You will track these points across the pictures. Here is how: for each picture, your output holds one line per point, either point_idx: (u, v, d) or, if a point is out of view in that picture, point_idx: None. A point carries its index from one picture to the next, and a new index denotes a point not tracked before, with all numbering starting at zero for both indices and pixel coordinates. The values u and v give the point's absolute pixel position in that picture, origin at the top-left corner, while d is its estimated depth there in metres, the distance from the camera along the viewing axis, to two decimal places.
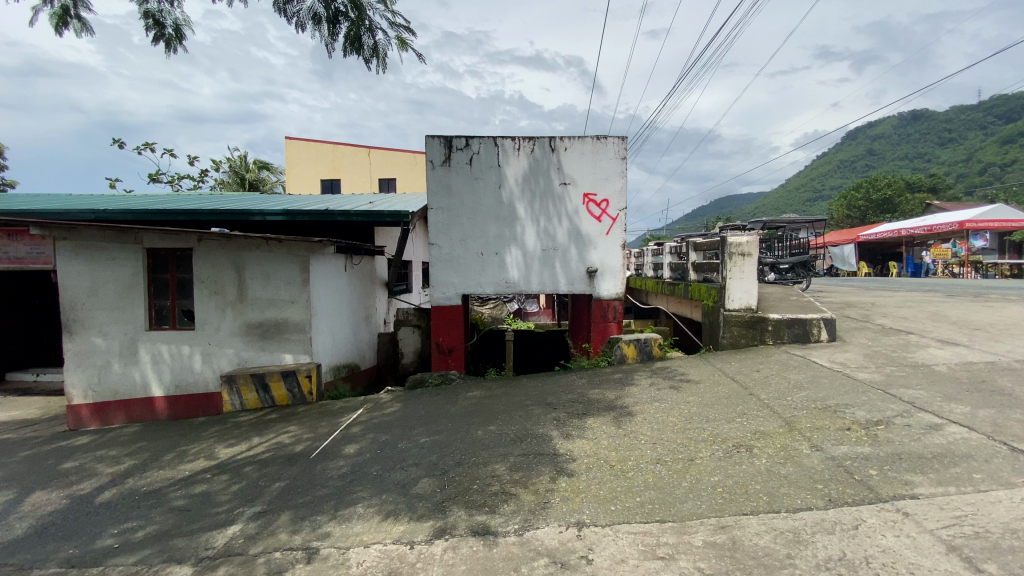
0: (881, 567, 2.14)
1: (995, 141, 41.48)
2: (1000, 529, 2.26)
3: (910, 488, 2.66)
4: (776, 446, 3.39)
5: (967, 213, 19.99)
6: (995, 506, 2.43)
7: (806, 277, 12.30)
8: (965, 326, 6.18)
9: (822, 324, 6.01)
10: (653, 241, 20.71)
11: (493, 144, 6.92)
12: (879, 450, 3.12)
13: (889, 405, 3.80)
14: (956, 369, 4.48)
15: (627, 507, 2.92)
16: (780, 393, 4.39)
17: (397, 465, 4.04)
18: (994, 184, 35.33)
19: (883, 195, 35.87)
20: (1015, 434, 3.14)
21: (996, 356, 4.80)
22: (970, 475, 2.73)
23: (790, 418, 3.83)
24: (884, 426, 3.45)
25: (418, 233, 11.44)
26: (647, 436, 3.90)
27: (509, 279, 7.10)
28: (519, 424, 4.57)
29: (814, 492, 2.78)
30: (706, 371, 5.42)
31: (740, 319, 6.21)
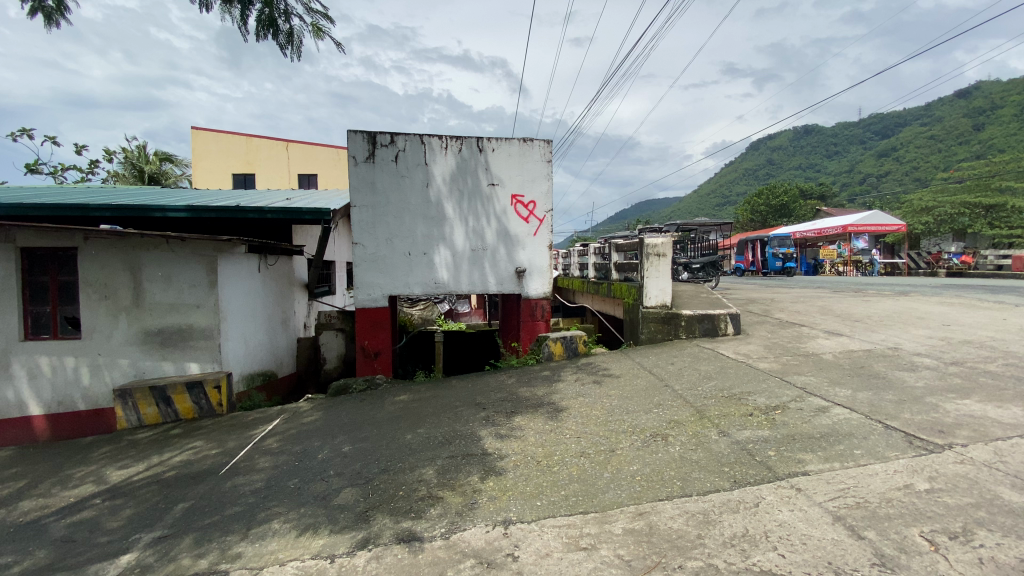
0: (778, 539, 2.32)
1: (871, 155, 47.16)
2: (877, 498, 2.54)
3: (802, 465, 2.95)
4: (689, 434, 3.61)
5: (849, 218, 22.57)
6: (872, 478, 2.72)
7: (716, 276, 13.29)
8: (847, 318, 6.97)
9: (729, 318, 6.49)
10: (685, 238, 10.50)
11: (419, 142, 6.79)
12: (776, 433, 3.42)
13: (786, 391, 4.18)
14: (840, 357, 5.03)
15: (552, 501, 2.98)
16: (692, 383, 4.70)
17: (317, 476, 3.84)
18: (870, 193, 40.19)
19: (781, 202, 39.68)
20: (888, 413, 3.55)
21: (873, 344, 5.44)
22: (852, 451, 3.06)
23: (701, 406, 4.10)
24: (781, 411, 3.79)
25: (341, 232, 10.98)
26: (572, 431, 4.00)
27: (437, 279, 6.99)
28: (447, 425, 4.52)
29: (722, 475, 2.99)
30: (627, 365, 5.68)
31: (657, 315, 6.58)
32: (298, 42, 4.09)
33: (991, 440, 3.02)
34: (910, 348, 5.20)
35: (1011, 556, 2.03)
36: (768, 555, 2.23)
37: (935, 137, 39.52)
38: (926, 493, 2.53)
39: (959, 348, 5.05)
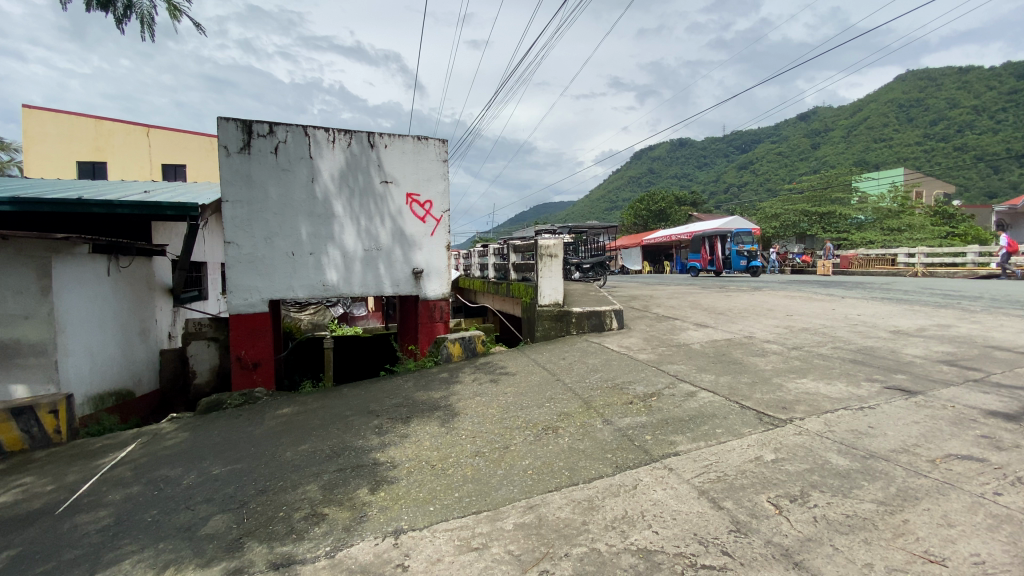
0: (652, 517, 2.51)
1: (733, 167, 53.53)
2: (734, 471, 2.86)
3: (673, 446, 3.23)
4: (577, 425, 3.78)
5: (716, 223, 25.43)
6: (730, 453, 3.06)
7: (604, 275, 14.18)
8: (713, 311, 7.81)
9: (614, 314, 6.93)
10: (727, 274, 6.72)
11: (303, 134, 6.34)
12: (653, 418, 3.71)
13: (661, 379, 4.56)
14: (707, 346, 5.61)
15: (445, 505, 2.94)
16: (580, 376, 4.94)
17: (180, 505, 3.41)
18: (732, 201, 45.62)
19: (661, 208, 43.58)
20: (744, 394, 4.03)
21: (732, 334, 6.15)
22: (714, 430, 3.41)
23: (588, 398, 4.32)
24: (657, 397, 4.12)
25: (212, 230, 9.89)
26: (467, 431, 3.99)
27: (326, 281, 6.59)
28: (335, 437, 4.27)
29: (606, 461, 3.17)
30: (522, 362, 5.80)
31: (550, 313, 6.81)
32: (145, 22, 3.88)
33: (822, 412, 3.54)
34: (760, 336, 5.96)
35: (837, 511, 2.37)
36: (644, 533, 2.40)
37: (781, 153, 45.94)
38: (773, 463, 2.89)
39: (797, 335, 5.89)
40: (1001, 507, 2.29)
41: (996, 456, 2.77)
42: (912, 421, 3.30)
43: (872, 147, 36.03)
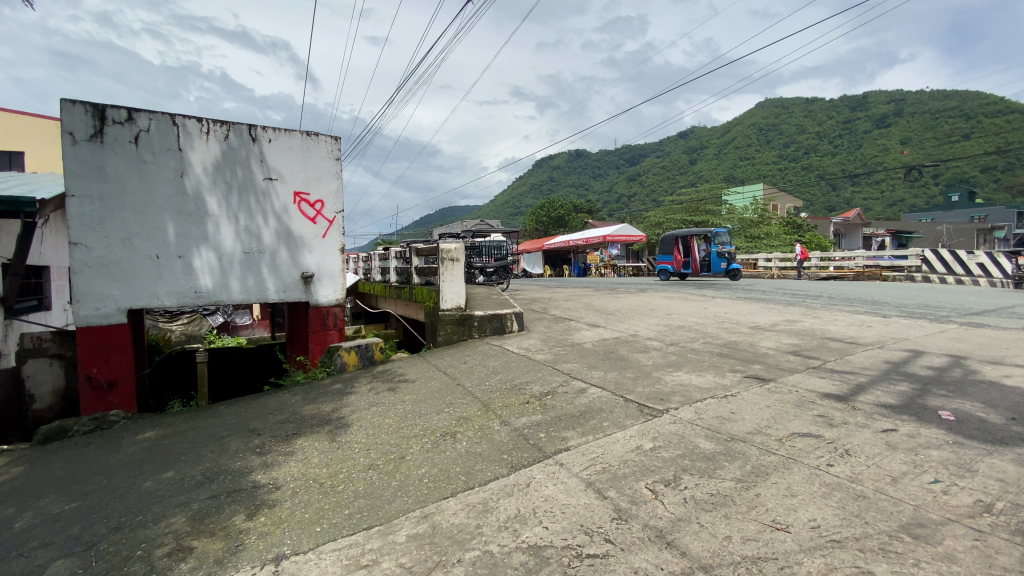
0: (543, 514, 2.59)
1: (624, 177, 57.51)
2: (618, 461, 3.05)
3: (565, 442, 3.37)
4: (475, 429, 3.79)
5: (609, 229, 27.14)
6: (615, 444, 3.26)
7: (507, 279, 14.44)
8: (603, 312, 8.31)
9: (514, 317, 7.08)
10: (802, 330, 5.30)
11: (170, 122, 5.67)
12: (547, 417, 3.84)
13: (555, 378, 4.74)
14: (598, 345, 5.94)
15: (334, 523, 2.78)
16: (480, 379, 4.97)
17: (5, 554, 2.85)
18: (623, 208, 48.96)
19: (559, 214, 45.50)
20: (628, 388, 4.33)
21: (620, 333, 6.57)
22: (602, 424, 3.62)
23: (487, 400, 4.36)
24: (551, 396, 4.27)
25: (54, 229, 8.44)
26: (360, 443, 3.82)
27: (199, 287, 5.94)
28: (209, 461, 3.86)
29: (501, 462, 3.21)
30: (421, 368, 5.69)
31: (452, 317, 6.76)
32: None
33: (693, 402, 3.91)
34: (644, 334, 6.44)
35: (704, 491, 2.63)
36: (535, 529, 2.46)
37: (665, 167, 50.27)
38: (651, 451, 3.13)
39: (675, 332, 6.46)
40: (831, 476, 2.70)
41: (828, 432, 3.26)
42: (766, 406, 3.77)
43: (738, 166, 40.79)
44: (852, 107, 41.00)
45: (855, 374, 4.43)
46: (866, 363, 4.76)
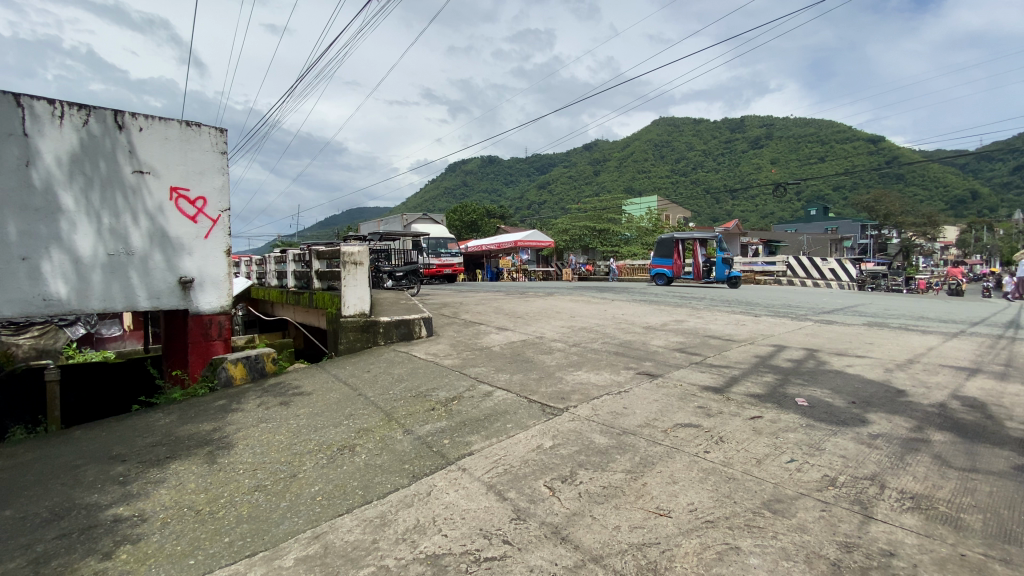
0: (442, 521, 2.55)
1: (533, 185, 59.09)
2: (519, 462, 3.09)
3: (468, 447, 3.36)
4: (376, 440, 3.65)
5: (519, 235, 27.68)
6: (517, 446, 3.31)
7: (416, 283, 14.14)
8: (512, 315, 8.44)
9: (422, 322, 6.93)
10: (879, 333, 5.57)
11: (10, 103, 4.84)
12: (451, 422, 3.80)
13: (462, 383, 4.70)
14: (505, 348, 6.01)
15: (211, 554, 2.52)
16: (384, 388, 4.79)
17: None
18: (533, 214, 50.23)
19: (471, 219, 45.57)
20: (532, 389, 4.43)
21: (527, 335, 6.71)
22: (506, 426, 3.66)
23: (390, 409, 4.21)
24: (457, 401, 4.23)
25: None
26: (246, 464, 3.51)
27: (48, 295, 5.12)
28: (58, 495, 3.32)
29: (402, 472, 3.12)
30: (319, 380, 5.36)
31: (355, 324, 6.45)
32: None
33: (591, 399, 4.10)
34: (550, 336, 6.64)
35: (597, 484, 2.75)
36: (434, 538, 2.41)
37: (572, 176, 52.43)
38: (550, 449, 3.22)
39: (579, 333, 6.74)
40: (708, 462, 2.96)
41: (707, 421, 3.58)
42: (655, 400, 4.05)
43: (637, 178, 43.71)
44: (732, 128, 45.65)
45: (730, 367, 4.93)
46: (740, 357, 5.31)
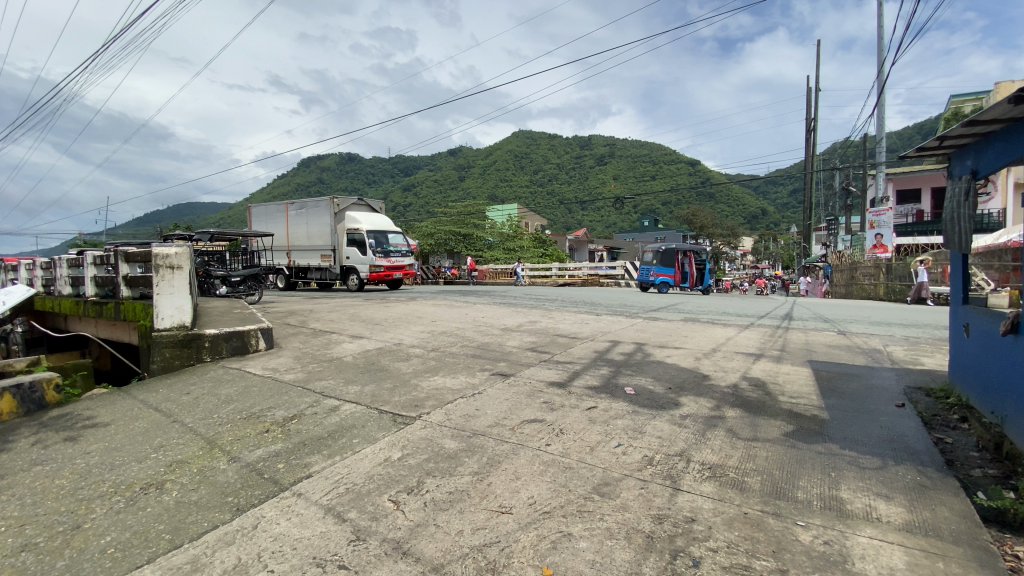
0: (269, 556, 2.29)
1: (396, 187, 57.65)
2: (363, 478, 2.93)
3: (306, 469, 3.09)
4: (193, 472, 3.17)
5: None
6: (362, 461, 3.14)
7: (259, 289, 12.75)
8: (368, 321, 8.08)
9: (260, 333, 6.23)
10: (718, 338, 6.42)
11: None
12: (288, 444, 3.47)
13: (304, 399, 4.33)
14: (358, 357, 5.71)
15: None
16: (207, 412, 4.19)
17: None
18: (397, 216, 48.98)
19: None
20: (384, 399, 4.26)
21: (384, 342, 6.47)
22: (351, 441, 3.46)
23: (213, 435, 3.70)
24: (296, 419, 3.89)
25: None
26: (5, 520, 2.77)
27: None
28: None
29: (223, 507, 2.75)
30: (122, 407, 4.49)
31: (172, 338, 5.57)
32: None
33: (444, 404, 4.08)
34: (408, 342, 6.49)
35: (443, 491, 2.73)
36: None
37: (436, 179, 52.38)
38: (398, 461, 3.12)
39: (437, 338, 6.71)
40: (549, 454, 3.14)
41: (551, 415, 3.80)
42: (506, 399, 4.19)
43: (500, 185, 45.30)
44: (581, 144, 49.84)
45: (574, 363, 5.33)
46: (582, 353, 5.78)
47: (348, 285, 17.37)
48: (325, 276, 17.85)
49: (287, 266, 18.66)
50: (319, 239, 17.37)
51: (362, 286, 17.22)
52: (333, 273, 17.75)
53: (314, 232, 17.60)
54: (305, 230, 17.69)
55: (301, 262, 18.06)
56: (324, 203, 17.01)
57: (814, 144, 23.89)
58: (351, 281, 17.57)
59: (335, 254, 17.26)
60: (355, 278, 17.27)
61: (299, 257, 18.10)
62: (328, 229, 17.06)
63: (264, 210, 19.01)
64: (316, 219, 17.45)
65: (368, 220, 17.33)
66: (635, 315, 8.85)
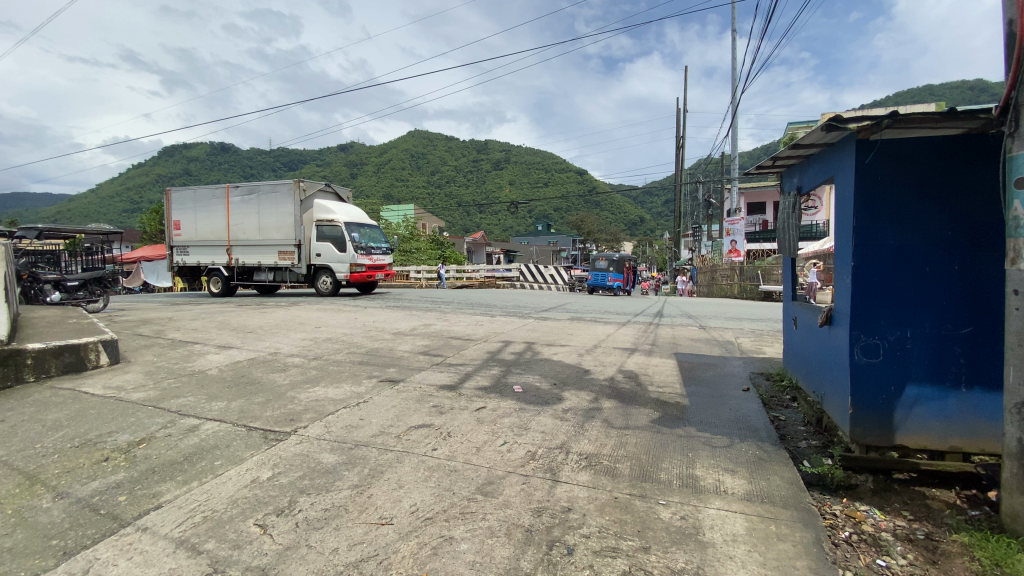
0: None
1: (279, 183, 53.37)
2: (224, 504, 2.65)
3: (156, 499, 2.72)
4: (5, 515, 2.62)
5: None
6: (225, 485, 2.84)
7: (104, 295, 11.01)
8: (240, 330, 7.35)
9: (101, 347, 5.38)
10: (601, 338, 6.85)
11: None
12: (133, 472, 3.02)
13: (157, 420, 3.82)
14: (225, 369, 5.17)
15: None
16: (26, 442, 3.49)
17: None
18: None
19: None
20: (254, 414, 3.90)
21: (257, 352, 5.94)
22: (213, 463, 3.11)
23: (34, 469, 3.10)
24: (145, 444, 3.41)
25: None
26: None
27: None
28: None
29: (45, 551, 2.31)
30: None
31: None
32: None
33: (325, 416, 3.84)
34: (285, 351, 6.02)
35: (318, 509, 2.57)
36: None
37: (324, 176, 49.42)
38: (268, 481, 2.87)
39: (319, 345, 6.31)
40: (435, 459, 3.10)
41: (439, 419, 3.76)
42: (392, 406, 4.06)
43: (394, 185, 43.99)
44: (477, 148, 50.25)
45: (465, 365, 5.33)
46: (474, 355, 5.79)
47: (320, 289, 13.90)
48: (285, 278, 14.07)
49: (228, 266, 14.32)
50: (278, 232, 13.44)
51: (336, 290, 13.89)
52: (296, 274, 13.99)
53: (270, 223, 13.56)
54: (255, 221, 13.61)
55: (248, 262, 14.01)
56: (285, 186, 13.20)
57: (682, 160, 26.65)
58: (322, 285, 13.98)
59: (301, 252, 13.49)
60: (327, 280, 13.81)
61: (244, 255, 13.97)
62: (292, 219, 13.26)
63: (185, 196, 14.34)
64: (270, 206, 13.46)
65: (343, 210, 13.92)
66: (526, 316, 9.12)
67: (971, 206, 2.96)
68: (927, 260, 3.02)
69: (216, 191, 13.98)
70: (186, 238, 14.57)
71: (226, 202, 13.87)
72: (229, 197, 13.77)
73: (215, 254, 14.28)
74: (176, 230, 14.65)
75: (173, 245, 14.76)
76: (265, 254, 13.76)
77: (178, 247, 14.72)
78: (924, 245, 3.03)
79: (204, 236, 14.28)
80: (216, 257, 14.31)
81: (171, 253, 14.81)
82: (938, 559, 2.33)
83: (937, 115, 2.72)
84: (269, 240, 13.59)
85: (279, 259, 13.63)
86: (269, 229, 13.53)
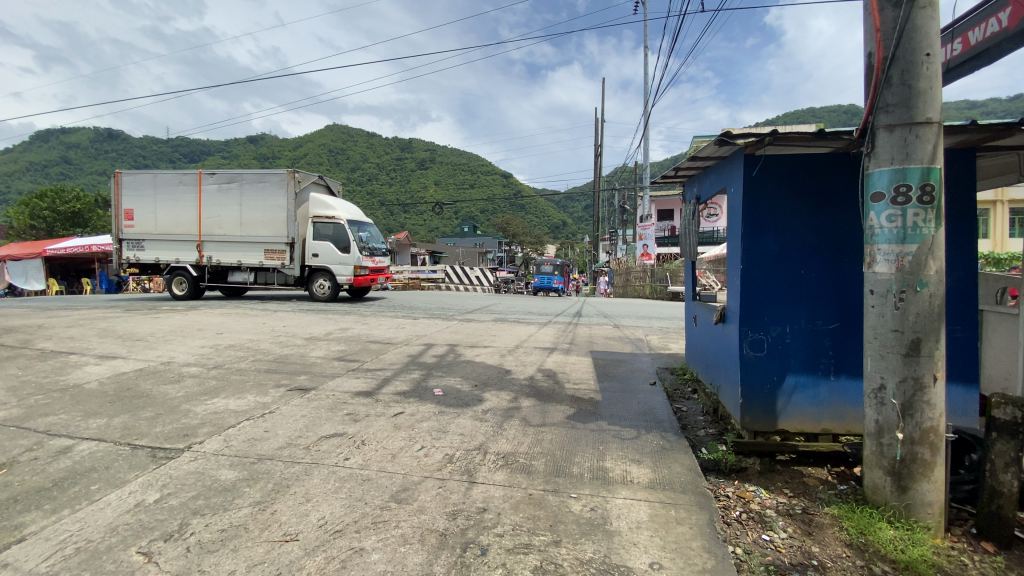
0: None
1: None
2: (102, 532, 2.37)
3: (17, 532, 2.37)
4: None
5: None
6: (102, 511, 2.54)
7: None
8: (128, 338, 6.60)
9: None
10: (523, 338, 6.99)
11: None
12: None
13: (19, 442, 3.32)
14: (107, 383, 4.61)
15: None
16: None
17: None
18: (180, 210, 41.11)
19: (73, 209, 30.56)
20: (140, 431, 3.52)
21: (147, 362, 5.37)
22: (88, 488, 2.77)
23: None
24: (3, 470, 2.95)
25: None
26: None
27: None
28: None
29: None
30: None
31: None
32: None
33: (225, 429, 3.56)
34: (181, 360, 5.51)
35: (212, 530, 2.37)
36: None
37: None
38: (155, 504, 2.60)
39: (221, 353, 5.84)
40: (346, 469, 2.99)
41: (353, 427, 3.62)
42: (302, 415, 3.86)
43: None
44: (401, 146, 49.13)
45: (384, 370, 5.18)
46: (394, 359, 5.66)
47: (316, 293, 12.50)
48: (270, 279, 12.44)
49: (197, 265, 12.32)
50: (266, 229, 11.82)
51: (334, 295, 12.57)
52: (287, 276, 12.44)
53: (253, 217, 11.87)
54: (236, 214, 11.86)
55: (223, 260, 12.17)
56: (276, 176, 11.65)
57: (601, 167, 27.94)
58: (318, 289, 12.56)
59: (296, 252, 12.02)
60: (325, 283, 12.40)
61: (219, 253, 12.12)
62: (284, 214, 11.72)
63: (140, 180, 12.10)
64: (255, 198, 11.77)
65: (341, 206, 12.64)
66: (453, 318, 9.08)
67: (836, 216, 3.37)
68: (802, 263, 3.40)
69: (184, 177, 11.94)
70: (140, 231, 12.26)
71: (198, 189, 11.92)
72: (202, 185, 11.88)
73: (180, 249, 12.20)
74: (126, 221, 12.31)
75: (121, 237, 12.37)
76: (247, 252, 12.04)
77: (129, 240, 12.37)
78: (800, 250, 3.40)
79: (165, 228, 12.13)
80: (180, 254, 12.23)
81: (118, 247, 12.40)
82: (812, 530, 2.62)
83: (810, 134, 3.06)
84: (254, 237, 11.90)
85: (265, 258, 12.01)
86: (253, 224, 11.85)
